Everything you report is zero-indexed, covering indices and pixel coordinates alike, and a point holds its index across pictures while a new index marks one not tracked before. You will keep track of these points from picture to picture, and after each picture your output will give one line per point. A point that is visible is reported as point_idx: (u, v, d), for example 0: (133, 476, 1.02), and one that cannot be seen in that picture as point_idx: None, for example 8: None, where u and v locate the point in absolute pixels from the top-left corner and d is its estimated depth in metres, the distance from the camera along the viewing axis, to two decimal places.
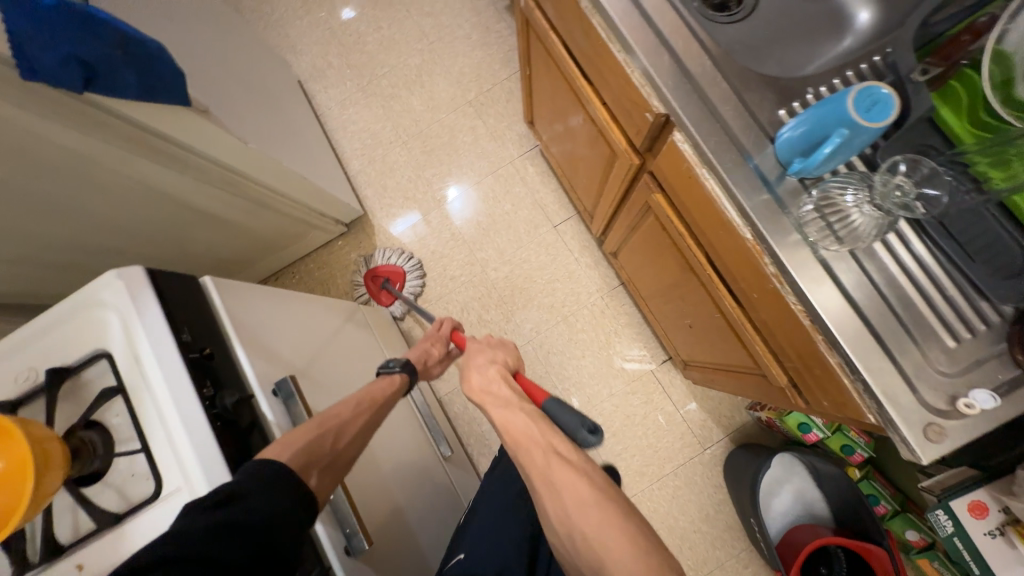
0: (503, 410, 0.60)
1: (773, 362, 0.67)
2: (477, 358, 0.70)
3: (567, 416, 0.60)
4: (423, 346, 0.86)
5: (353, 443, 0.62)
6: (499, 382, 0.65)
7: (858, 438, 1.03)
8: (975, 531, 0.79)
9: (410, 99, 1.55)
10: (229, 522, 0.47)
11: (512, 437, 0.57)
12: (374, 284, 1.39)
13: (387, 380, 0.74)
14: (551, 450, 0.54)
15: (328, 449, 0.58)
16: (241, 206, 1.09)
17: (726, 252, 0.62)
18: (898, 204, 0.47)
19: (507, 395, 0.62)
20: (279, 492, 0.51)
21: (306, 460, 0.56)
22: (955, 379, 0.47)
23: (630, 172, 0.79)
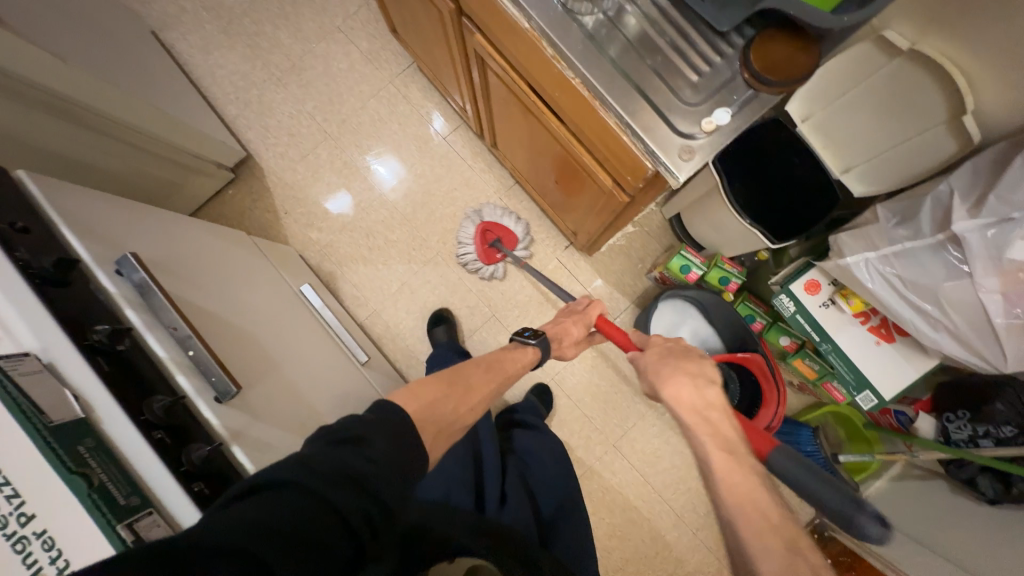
0: (731, 453, 0.54)
1: (597, 166, 0.73)
2: (680, 365, 0.66)
3: (828, 492, 0.51)
4: (565, 324, 0.93)
5: (471, 412, 0.66)
6: (716, 407, 0.60)
7: (731, 268, 1.16)
8: (814, 305, 0.91)
9: (276, 34, 1.50)
10: (351, 468, 0.42)
11: (720, 463, 0.53)
12: (483, 241, 1.33)
13: (523, 356, 0.81)
14: (795, 547, 0.46)
15: (449, 412, 0.62)
16: (97, 144, 1.05)
17: (523, 58, 0.65)
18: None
19: (728, 436, 0.56)
20: (399, 444, 0.48)
21: (423, 420, 0.58)
22: (701, 106, 0.54)
23: (455, 25, 0.81)
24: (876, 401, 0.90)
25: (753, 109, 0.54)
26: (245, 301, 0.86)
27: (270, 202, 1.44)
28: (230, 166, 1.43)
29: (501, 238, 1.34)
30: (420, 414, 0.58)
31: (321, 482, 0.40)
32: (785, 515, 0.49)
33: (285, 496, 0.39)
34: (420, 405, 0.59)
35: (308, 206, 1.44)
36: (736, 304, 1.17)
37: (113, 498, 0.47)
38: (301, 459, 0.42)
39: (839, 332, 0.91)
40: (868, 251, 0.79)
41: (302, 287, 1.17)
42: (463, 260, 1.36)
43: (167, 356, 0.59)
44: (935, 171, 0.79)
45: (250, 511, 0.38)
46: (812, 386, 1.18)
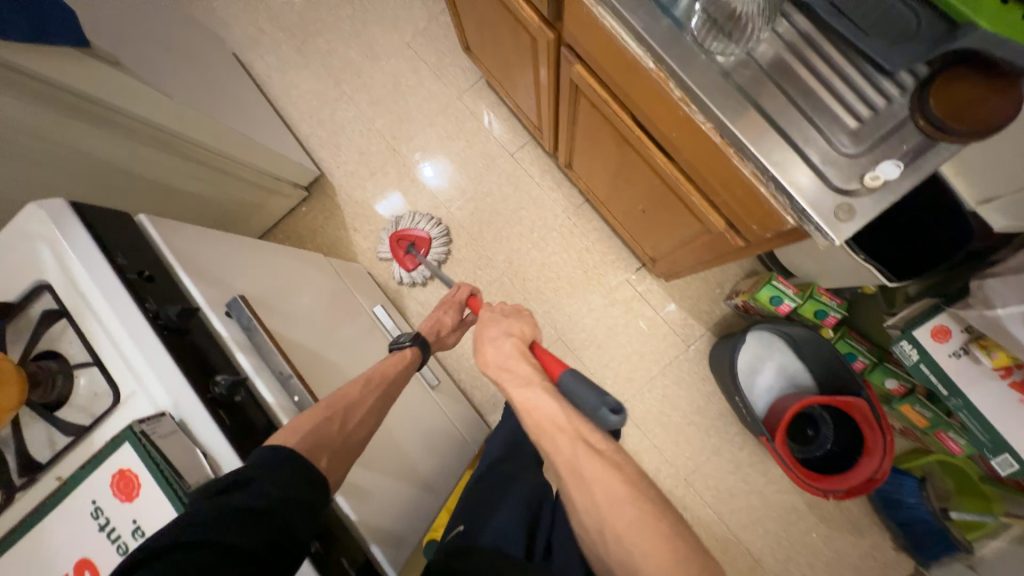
0: (524, 390, 0.56)
1: (708, 206, 0.67)
2: (490, 329, 0.65)
3: (584, 390, 0.54)
4: (435, 314, 0.82)
5: (364, 425, 0.61)
6: (515, 358, 0.60)
7: (830, 301, 1.06)
8: (942, 355, 0.82)
9: (348, 53, 1.52)
10: (243, 506, 0.44)
11: (533, 424, 0.54)
12: (399, 249, 1.36)
13: (395, 356, 0.72)
14: (578, 440, 0.51)
15: (338, 432, 0.57)
16: (192, 172, 1.08)
17: (638, 96, 0.61)
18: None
19: (526, 371, 0.58)
20: (286, 477, 0.48)
21: (314, 442, 0.54)
22: (862, 157, 0.48)
23: (551, 53, 0.77)
24: (1016, 467, 0.78)
25: (927, 160, 0.47)
26: (332, 332, 0.88)
27: (340, 219, 1.47)
28: (304, 185, 1.47)
29: (414, 243, 1.36)
30: (302, 447, 0.53)
31: (223, 529, 0.42)
32: (579, 425, 0.52)
33: (190, 557, 0.39)
34: (304, 430, 0.55)
35: (377, 223, 1.46)
36: (835, 341, 1.08)
37: None
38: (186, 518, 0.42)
39: (972, 387, 0.80)
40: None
41: (376, 308, 1.18)
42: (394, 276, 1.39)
43: (275, 402, 0.60)
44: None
45: (154, 575, 0.38)
46: (920, 433, 1.07)
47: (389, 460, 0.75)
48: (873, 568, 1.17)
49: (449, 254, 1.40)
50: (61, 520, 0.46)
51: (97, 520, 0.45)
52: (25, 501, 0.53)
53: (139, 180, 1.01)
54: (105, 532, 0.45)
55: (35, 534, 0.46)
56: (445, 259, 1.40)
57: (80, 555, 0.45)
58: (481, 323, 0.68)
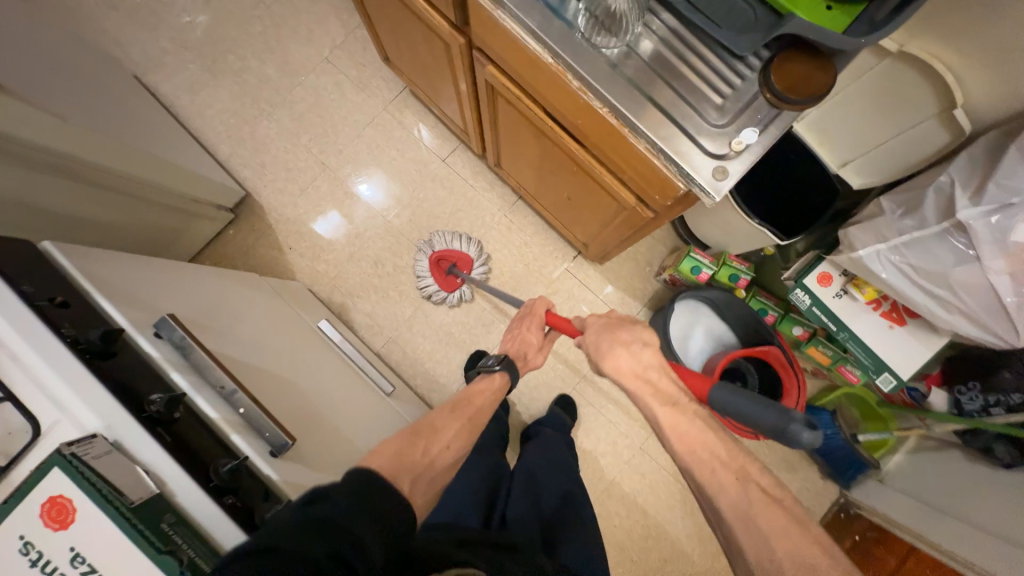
0: (674, 412, 0.63)
1: (619, 184, 0.75)
2: (617, 338, 0.71)
3: (762, 410, 0.57)
4: (520, 333, 0.91)
5: (446, 452, 0.67)
6: (657, 370, 0.66)
7: (740, 265, 1.20)
8: (828, 296, 0.95)
9: (264, 69, 1.49)
10: (320, 518, 0.44)
11: (689, 451, 0.60)
12: (439, 270, 1.35)
13: (487, 380, 0.81)
14: (750, 482, 0.57)
15: (420, 456, 0.63)
16: (98, 199, 1.01)
17: (545, 90, 0.68)
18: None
19: (671, 391, 0.65)
20: (368, 500, 0.48)
21: (401, 466, 0.59)
22: (728, 127, 0.57)
23: (465, 57, 0.83)
24: (894, 381, 0.94)
25: (777, 126, 0.57)
26: (272, 346, 0.86)
27: (273, 238, 1.43)
28: (229, 206, 1.41)
29: (456, 263, 1.35)
30: (386, 466, 0.58)
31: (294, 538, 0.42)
32: (742, 459, 0.59)
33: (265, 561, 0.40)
34: (385, 457, 0.59)
35: (313, 239, 1.43)
36: (749, 300, 1.21)
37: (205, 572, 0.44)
38: (272, 525, 0.44)
39: (854, 320, 0.95)
40: (878, 242, 0.82)
41: (320, 323, 1.16)
42: (427, 293, 1.37)
43: (219, 418, 0.58)
44: (933, 158, 0.81)
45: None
46: (826, 370, 1.23)
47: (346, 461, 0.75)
48: (805, 497, 1.32)
49: (489, 270, 1.41)
50: None
51: (27, 554, 0.43)
52: None
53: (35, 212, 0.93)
54: (39, 565, 0.43)
55: None
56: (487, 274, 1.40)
57: None
58: (595, 339, 0.73)
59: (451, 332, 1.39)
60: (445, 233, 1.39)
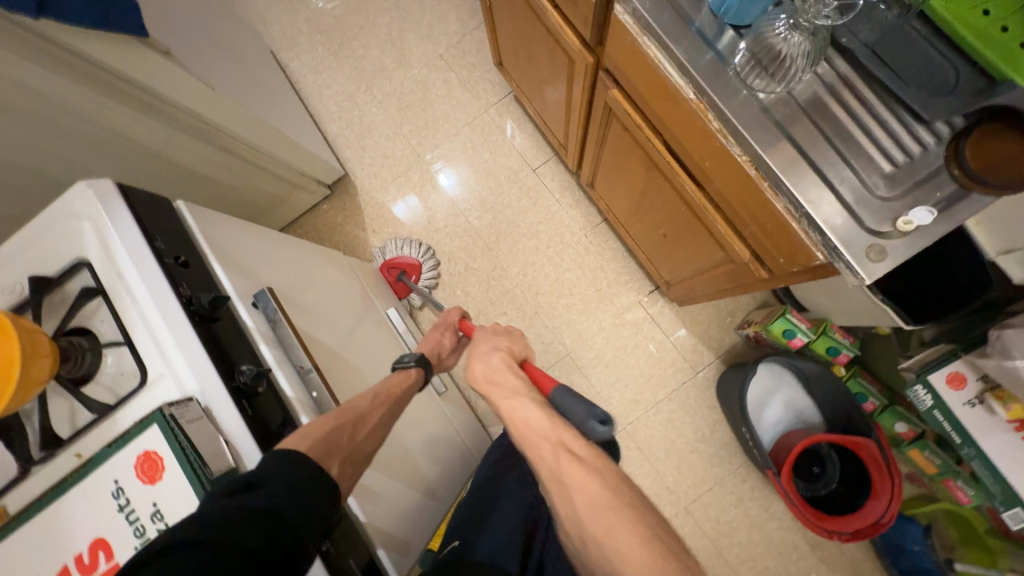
0: (511, 401, 0.55)
1: (734, 236, 0.68)
2: (479, 347, 0.65)
3: (573, 406, 0.53)
4: (433, 336, 0.82)
5: (371, 438, 0.57)
6: (502, 370, 0.60)
7: (843, 339, 1.07)
8: (956, 402, 0.81)
9: (382, 59, 1.56)
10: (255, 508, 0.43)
11: (519, 431, 0.53)
12: (390, 277, 1.38)
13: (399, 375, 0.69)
14: (561, 449, 0.49)
15: (347, 441, 0.53)
16: (223, 162, 1.11)
17: (675, 124, 0.63)
18: (821, 15, 0.49)
19: (513, 384, 0.57)
20: (302, 482, 0.47)
21: (327, 449, 0.51)
22: (898, 201, 0.49)
23: (588, 76, 0.80)
24: None
25: (961, 209, 0.48)
26: (347, 330, 0.89)
27: (359, 219, 1.49)
28: (328, 183, 1.50)
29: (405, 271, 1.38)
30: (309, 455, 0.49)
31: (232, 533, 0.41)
32: (562, 428, 0.51)
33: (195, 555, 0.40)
34: (315, 435, 0.52)
35: (395, 226, 1.48)
36: (847, 380, 1.08)
37: None
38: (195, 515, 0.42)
39: (986, 437, 0.80)
40: None
41: (388, 310, 1.19)
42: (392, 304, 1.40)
43: (293, 395, 0.61)
44: None
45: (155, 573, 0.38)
46: (928, 478, 1.06)
47: (397, 462, 0.75)
48: None
49: (439, 279, 1.42)
50: (79, 497, 0.46)
51: (116, 500, 0.45)
52: (43, 475, 0.53)
53: (172, 167, 1.03)
54: (123, 514, 0.45)
55: (53, 509, 0.46)
56: (436, 283, 1.41)
57: (96, 534, 0.45)
58: (474, 343, 0.68)
59: None
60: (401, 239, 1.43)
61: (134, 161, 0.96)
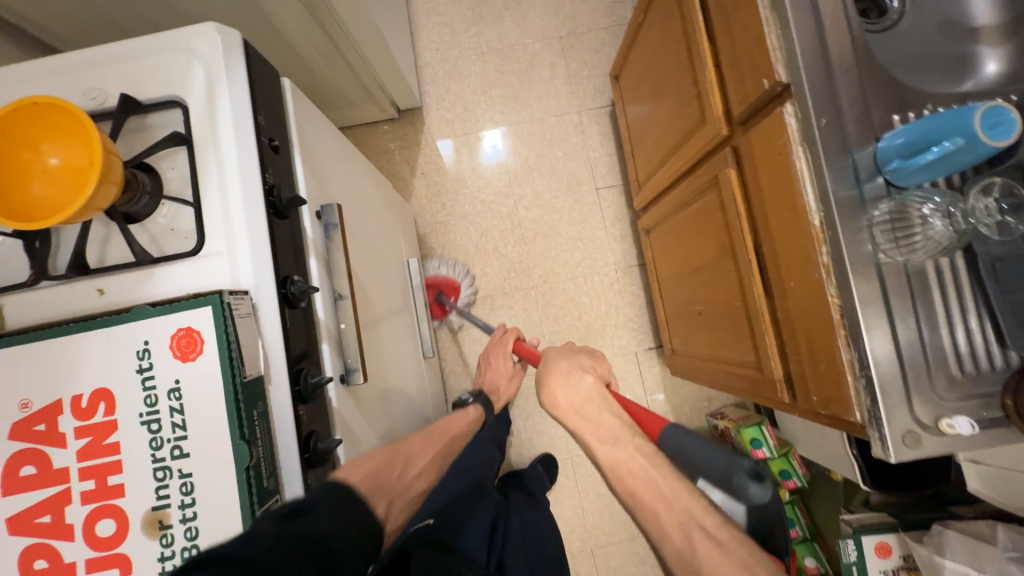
0: (608, 446, 0.61)
1: (777, 354, 0.71)
2: (559, 366, 0.70)
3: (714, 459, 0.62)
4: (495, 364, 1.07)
5: (418, 475, 0.70)
6: (595, 402, 0.65)
7: (797, 467, 1.15)
8: (875, 567, 0.89)
9: (501, 12, 1.49)
10: (300, 533, 0.43)
11: (620, 479, 0.58)
12: (427, 296, 1.34)
13: (464, 413, 0.92)
14: (692, 523, 0.53)
15: (395, 477, 0.63)
16: (316, 42, 1.04)
17: (782, 236, 0.64)
18: (981, 222, 0.52)
19: (608, 426, 0.63)
20: (343, 510, 0.49)
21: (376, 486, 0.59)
22: (950, 403, 0.52)
23: (711, 144, 0.80)
24: None
25: (995, 434, 0.52)
26: (378, 267, 0.87)
27: (414, 156, 1.45)
28: (398, 107, 1.44)
29: (444, 289, 1.34)
30: (365, 481, 0.57)
31: (285, 552, 0.40)
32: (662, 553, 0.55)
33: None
34: (364, 472, 0.57)
35: (445, 179, 1.45)
36: (786, 503, 1.14)
37: (260, 476, 0.44)
38: (245, 535, 0.40)
39: None
40: (970, 566, 0.75)
41: (410, 259, 1.17)
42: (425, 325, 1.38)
43: (324, 321, 0.60)
44: None
45: None
46: None
47: (380, 417, 0.74)
48: None
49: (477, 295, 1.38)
50: (97, 344, 0.44)
51: (138, 361, 0.44)
52: (54, 294, 0.50)
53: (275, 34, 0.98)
54: (140, 376, 0.43)
55: (67, 341, 0.44)
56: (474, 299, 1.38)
57: (102, 383, 0.44)
58: (550, 358, 0.74)
59: None
60: (446, 258, 1.38)
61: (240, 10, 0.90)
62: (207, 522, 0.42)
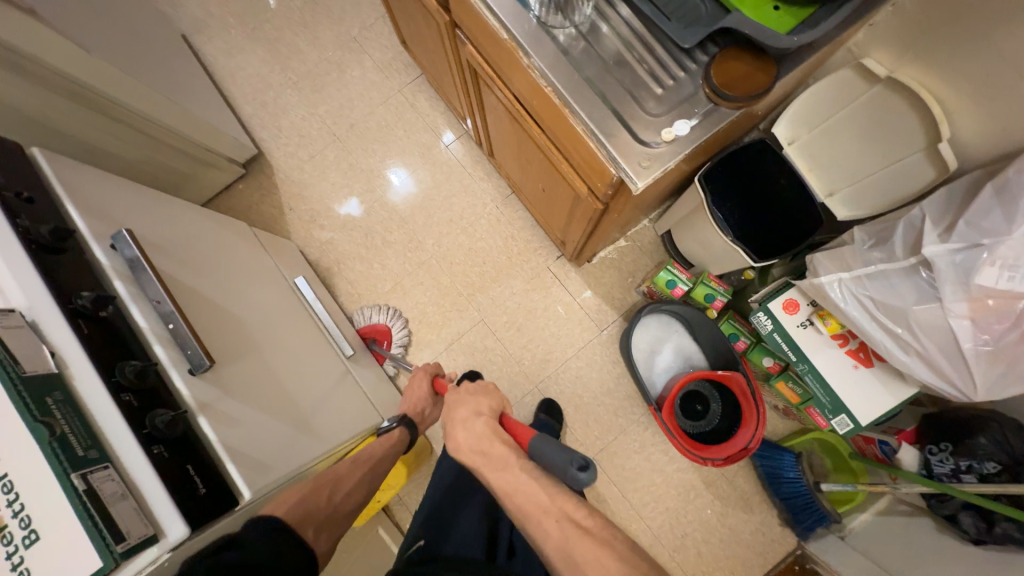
0: (501, 473, 0.59)
1: (574, 173, 0.75)
2: (460, 412, 0.70)
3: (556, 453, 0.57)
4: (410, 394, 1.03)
5: (349, 497, 0.73)
6: (488, 438, 0.64)
7: (717, 286, 1.17)
8: (792, 325, 0.92)
9: (296, 41, 1.58)
10: (238, 566, 0.52)
11: (519, 507, 0.56)
12: (362, 349, 1.38)
13: (387, 436, 0.88)
14: (564, 519, 0.54)
15: (324, 505, 0.68)
16: (115, 132, 1.09)
17: (509, 67, 0.69)
18: None
19: (501, 454, 0.62)
20: (278, 539, 0.58)
21: (303, 515, 0.64)
22: (664, 117, 0.58)
23: (449, 35, 0.85)
24: (851, 425, 0.88)
25: (713, 120, 0.57)
26: (236, 285, 0.90)
27: (276, 197, 1.51)
28: (241, 162, 1.50)
29: (377, 337, 1.38)
30: (294, 511, 0.63)
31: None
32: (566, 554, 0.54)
33: None
34: (292, 502, 0.64)
35: (312, 204, 1.50)
36: (720, 322, 1.18)
37: (72, 449, 0.50)
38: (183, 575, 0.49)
39: (816, 354, 0.90)
40: (841, 271, 0.79)
41: (297, 280, 1.17)
42: None
43: (145, 325, 0.62)
44: (918, 195, 0.81)
45: None
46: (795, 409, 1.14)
47: (270, 401, 0.76)
48: (760, 542, 1.24)
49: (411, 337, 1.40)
50: None
51: None
52: None
53: (72, 141, 1.03)
54: None
55: None
56: (410, 341, 1.40)
57: None
58: (451, 407, 0.73)
59: (426, 311, 1.42)
60: (376, 304, 1.42)
61: (29, 133, 0.95)
62: (33, 505, 0.47)
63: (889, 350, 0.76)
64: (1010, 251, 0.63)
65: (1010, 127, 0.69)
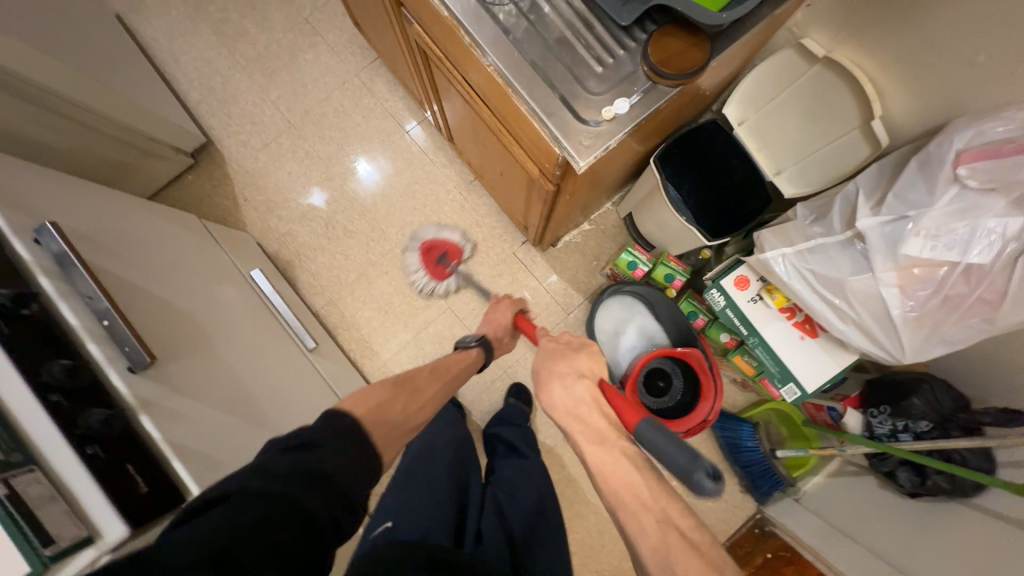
0: (598, 448, 0.55)
1: (525, 155, 0.75)
2: (560, 365, 0.65)
3: (673, 451, 0.51)
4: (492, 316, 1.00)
5: (422, 410, 0.70)
6: (588, 405, 0.59)
7: (676, 266, 1.20)
8: (743, 300, 0.95)
9: (242, 23, 1.50)
10: (302, 471, 0.49)
11: (610, 491, 0.52)
12: (429, 260, 1.37)
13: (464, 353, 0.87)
14: (668, 523, 0.49)
15: (399, 412, 0.65)
16: (42, 120, 1.01)
17: (453, 47, 0.67)
18: None
19: (598, 426, 0.57)
20: (351, 449, 0.55)
21: (378, 421, 0.62)
22: (604, 96, 0.58)
23: (396, 15, 0.82)
24: (798, 393, 0.93)
25: (652, 99, 0.58)
26: (184, 278, 0.86)
27: (229, 188, 1.45)
28: (189, 151, 1.43)
29: (446, 254, 1.39)
30: (367, 419, 0.61)
31: (267, 494, 0.46)
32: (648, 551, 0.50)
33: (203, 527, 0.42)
34: (369, 409, 0.62)
35: (268, 194, 1.45)
36: (680, 301, 1.22)
37: None
38: (251, 481, 0.47)
39: (765, 327, 0.94)
40: (785, 246, 0.82)
41: (254, 273, 1.14)
42: (418, 286, 1.38)
43: (76, 322, 0.59)
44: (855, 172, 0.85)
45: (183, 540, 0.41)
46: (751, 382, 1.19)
47: (222, 397, 0.74)
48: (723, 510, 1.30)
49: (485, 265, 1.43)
50: None
51: None
52: None
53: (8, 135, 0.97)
54: None
55: None
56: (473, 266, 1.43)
57: None
58: (547, 356, 0.68)
59: (392, 301, 1.40)
60: (444, 222, 1.43)
61: None
62: None
63: (829, 320, 0.80)
64: (932, 222, 0.67)
65: (934, 104, 0.72)
